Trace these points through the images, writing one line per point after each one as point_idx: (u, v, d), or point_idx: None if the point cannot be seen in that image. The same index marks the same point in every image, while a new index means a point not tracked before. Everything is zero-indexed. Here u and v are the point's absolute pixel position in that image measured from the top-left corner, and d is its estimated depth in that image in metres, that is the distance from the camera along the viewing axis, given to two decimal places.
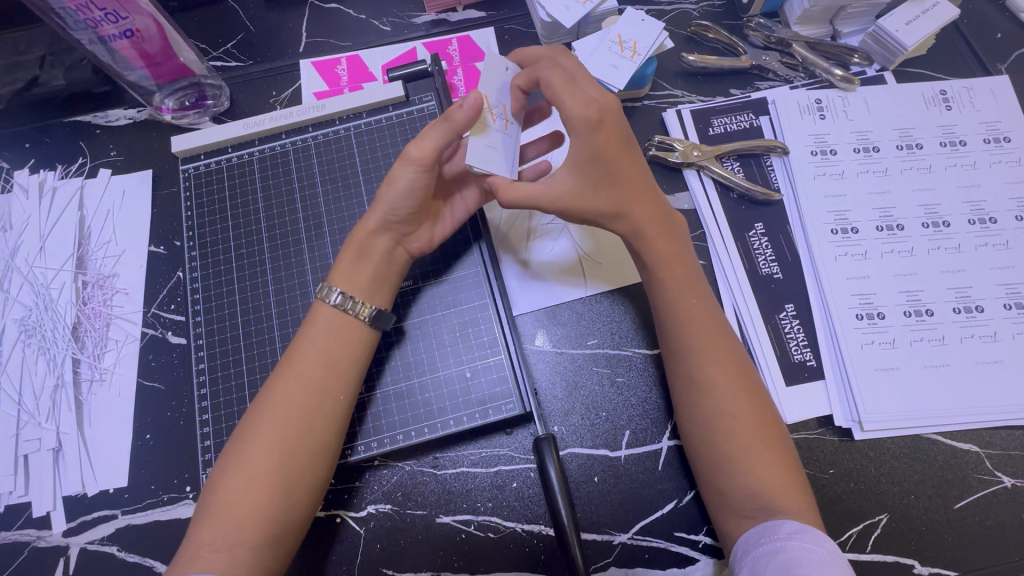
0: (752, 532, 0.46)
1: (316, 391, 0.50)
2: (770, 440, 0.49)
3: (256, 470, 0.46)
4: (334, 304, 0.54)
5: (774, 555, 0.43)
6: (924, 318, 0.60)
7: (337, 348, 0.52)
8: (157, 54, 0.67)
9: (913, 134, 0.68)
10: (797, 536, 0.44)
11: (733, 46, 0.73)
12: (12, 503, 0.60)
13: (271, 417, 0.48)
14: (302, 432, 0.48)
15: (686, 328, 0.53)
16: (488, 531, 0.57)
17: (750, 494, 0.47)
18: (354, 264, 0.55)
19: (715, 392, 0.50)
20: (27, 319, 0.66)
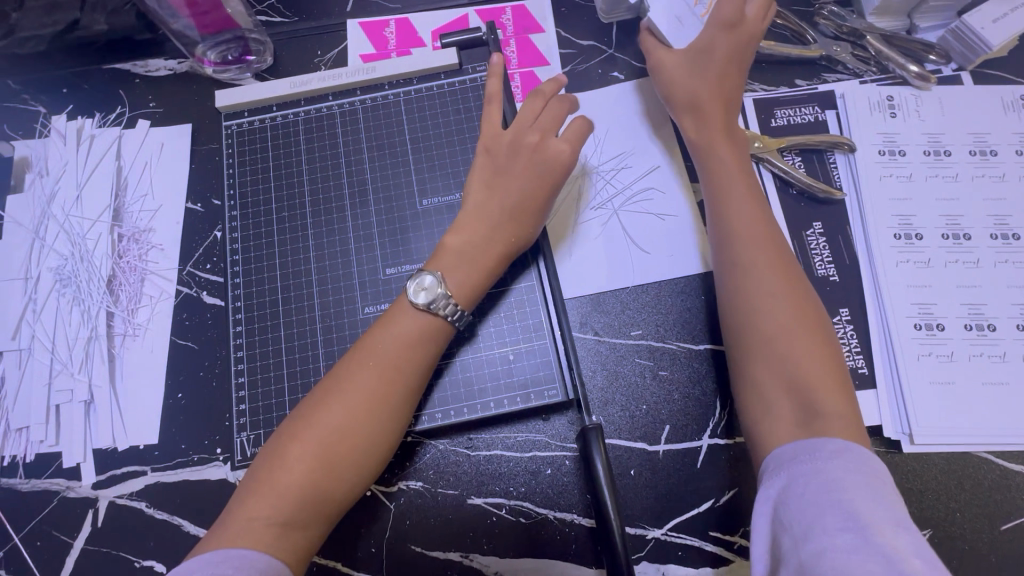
0: (794, 442, 0.45)
1: (378, 374, 0.48)
2: (818, 349, 0.48)
3: (315, 449, 0.46)
4: (448, 318, 0.51)
5: (812, 478, 0.41)
6: (985, 333, 0.58)
7: (406, 335, 0.50)
8: (202, 2, 0.65)
9: (988, 140, 0.64)
10: (840, 456, 0.42)
11: (802, 34, 0.70)
12: (42, 452, 0.60)
13: (341, 397, 0.48)
14: (360, 416, 0.47)
15: (739, 240, 0.53)
16: (520, 516, 0.56)
17: (789, 395, 0.47)
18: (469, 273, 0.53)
19: (767, 304, 0.50)
20: (63, 268, 0.65)
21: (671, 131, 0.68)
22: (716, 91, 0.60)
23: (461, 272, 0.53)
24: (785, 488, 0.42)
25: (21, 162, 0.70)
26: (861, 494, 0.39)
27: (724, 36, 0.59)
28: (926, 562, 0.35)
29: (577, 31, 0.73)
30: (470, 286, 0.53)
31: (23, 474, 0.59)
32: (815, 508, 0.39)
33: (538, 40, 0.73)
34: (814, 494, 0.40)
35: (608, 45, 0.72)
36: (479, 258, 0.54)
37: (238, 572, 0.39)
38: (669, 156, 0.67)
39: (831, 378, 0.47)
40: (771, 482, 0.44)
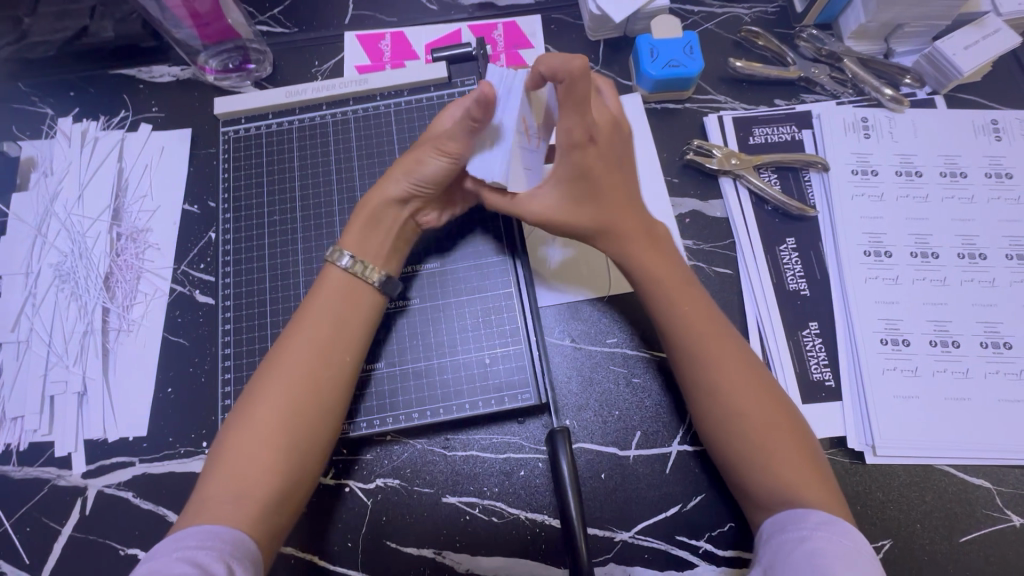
0: (778, 517, 0.46)
1: (310, 346, 0.51)
2: (789, 433, 0.48)
3: (257, 424, 0.48)
4: (342, 266, 0.55)
5: (796, 546, 0.43)
6: (950, 350, 0.60)
7: (334, 304, 0.53)
8: (206, 14, 0.68)
9: (958, 162, 0.66)
10: (827, 529, 0.43)
11: (783, 56, 0.72)
12: (36, 440, 0.62)
13: (279, 368, 0.50)
14: (295, 384, 0.49)
15: (690, 341, 0.52)
16: (492, 515, 0.58)
17: (772, 489, 0.47)
18: (367, 230, 0.57)
19: (727, 400, 0.50)
20: (62, 264, 0.68)
21: (651, 147, 0.70)
22: (608, 180, 0.54)
23: (353, 224, 0.57)
24: (769, 554, 0.44)
25: (27, 161, 0.72)
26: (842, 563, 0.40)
27: (582, 152, 0.52)
28: None
29: (565, 48, 0.76)
30: (363, 241, 0.56)
31: (16, 462, 0.62)
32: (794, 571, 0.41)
33: (528, 56, 0.76)
34: (797, 564, 0.42)
35: (595, 62, 0.75)
36: (367, 207, 0.57)
37: (201, 544, 0.41)
38: (649, 170, 0.69)
39: (804, 458, 0.48)
40: (762, 551, 0.45)
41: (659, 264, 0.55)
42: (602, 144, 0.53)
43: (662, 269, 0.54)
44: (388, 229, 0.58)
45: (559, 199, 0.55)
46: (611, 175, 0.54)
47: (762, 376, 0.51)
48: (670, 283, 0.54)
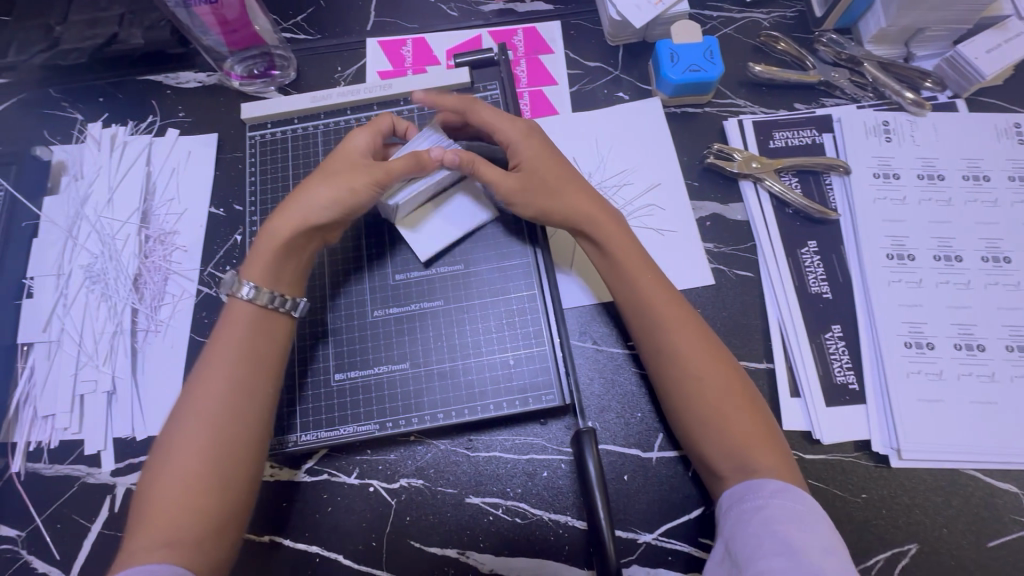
0: (736, 487, 0.48)
1: (221, 380, 0.51)
2: (746, 405, 0.50)
3: (179, 471, 0.47)
4: (246, 298, 0.54)
5: (753, 512, 0.45)
6: (975, 353, 0.59)
7: (239, 338, 0.53)
8: (234, 22, 0.69)
9: (981, 165, 0.66)
10: (779, 496, 0.45)
11: (802, 60, 0.73)
12: (66, 438, 0.63)
13: (191, 412, 0.49)
14: (213, 421, 0.49)
15: (651, 315, 0.53)
16: (515, 516, 0.58)
17: (728, 453, 0.49)
18: (274, 262, 0.55)
19: (683, 369, 0.51)
20: (93, 266, 0.69)
21: (671, 151, 0.71)
22: (551, 166, 0.59)
23: (256, 251, 0.56)
24: (728, 528, 0.46)
25: (58, 165, 0.74)
26: (793, 526, 0.43)
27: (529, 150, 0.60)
28: None
29: (585, 53, 0.77)
30: (268, 267, 0.55)
31: (47, 459, 0.63)
32: (755, 540, 0.43)
33: (548, 61, 0.76)
34: (755, 528, 0.44)
35: (614, 67, 0.76)
36: (272, 232, 0.55)
37: None
38: (668, 174, 0.70)
39: (759, 427, 0.49)
40: (722, 525, 0.47)
41: (615, 245, 0.57)
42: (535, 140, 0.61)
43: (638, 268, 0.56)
44: (286, 254, 0.56)
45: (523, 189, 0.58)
46: (556, 165, 0.60)
47: (720, 350, 0.52)
48: (624, 257, 0.56)
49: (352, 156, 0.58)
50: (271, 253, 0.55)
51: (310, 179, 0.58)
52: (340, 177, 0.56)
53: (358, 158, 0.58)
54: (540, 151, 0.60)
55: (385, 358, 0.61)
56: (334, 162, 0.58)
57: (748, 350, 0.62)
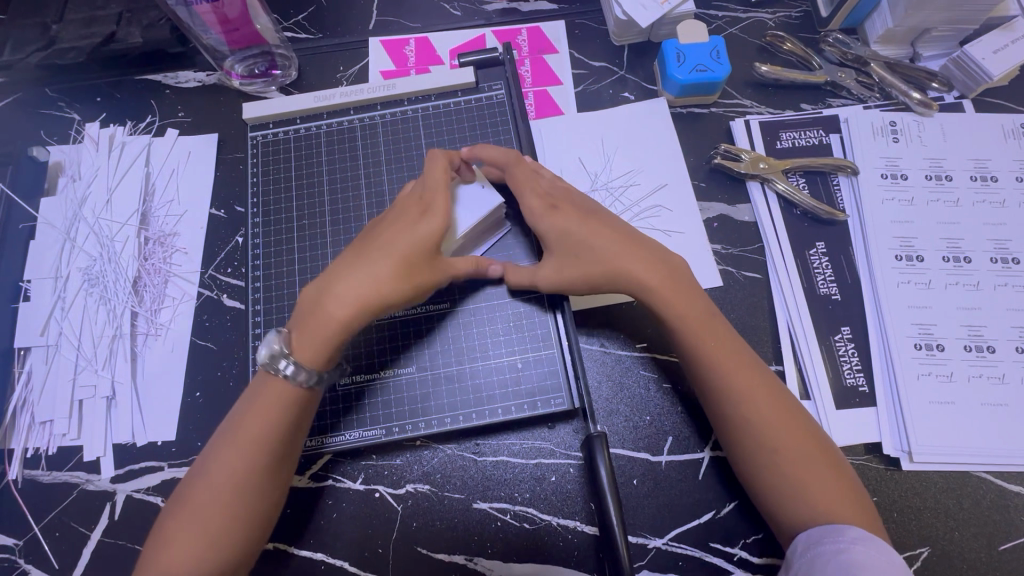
0: (812, 530, 0.46)
1: (263, 437, 0.48)
2: (827, 462, 0.48)
3: (207, 510, 0.47)
4: (290, 378, 0.49)
5: (833, 556, 0.43)
6: (985, 354, 0.59)
7: (282, 397, 0.49)
8: (235, 20, 0.68)
9: (988, 166, 0.66)
10: (862, 542, 0.44)
11: (808, 60, 0.72)
12: (64, 445, 0.62)
13: (228, 454, 0.48)
14: (248, 472, 0.48)
15: (717, 377, 0.51)
16: (524, 522, 0.57)
17: (807, 507, 0.47)
18: (320, 340, 0.49)
19: (761, 433, 0.49)
20: (91, 269, 0.68)
21: (678, 152, 0.70)
22: (595, 233, 0.56)
23: (305, 330, 0.50)
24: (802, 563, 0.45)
25: (56, 166, 0.73)
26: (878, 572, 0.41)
27: (556, 215, 0.57)
28: None
29: (590, 53, 0.76)
30: (321, 350, 0.49)
31: (45, 466, 0.61)
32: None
33: (552, 61, 0.76)
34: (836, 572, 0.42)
35: (619, 66, 0.75)
36: (330, 315, 0.50)
37: None
38: (675, 175, 0.69)
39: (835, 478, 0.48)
40: (794, 564, 0.46)
41: (681, 300, 0.53)
42: (567, 203, 0.58)
43: (692, 320, 0.53)
44: (343, 338, 0.50)
45: (561, 261, 0.56)
46: (594, 224, 0.57)
47: (793, 408, 0.51)
48: (686, 323, 0.53)
49: (420, 230, 0.52)
50: (324, 333, 0.49)
51: (373, 253, 0.52)
52: (413, 259, 0.52)
53: (426, 233, 0.52)
54: (585, 224, 0.56)
55: (390, 362, 0.59)
56: (399, 233, 0.52)
57: (757, 352, 0.62)
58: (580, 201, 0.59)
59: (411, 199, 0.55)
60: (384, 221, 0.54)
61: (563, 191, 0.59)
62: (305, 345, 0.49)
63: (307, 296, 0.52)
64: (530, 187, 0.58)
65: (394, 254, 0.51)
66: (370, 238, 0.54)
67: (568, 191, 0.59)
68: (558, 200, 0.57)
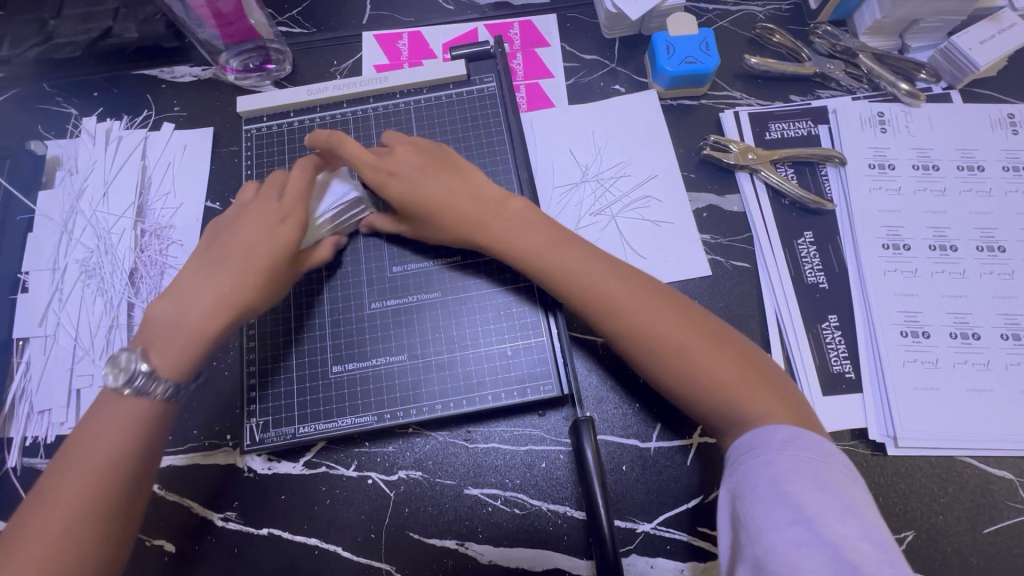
0: (748, 433, 0.44)
1: (105, 452, 0.46)
2: (726, 359, 0.48)
3: (55, 523, 0.43)
4: (143, 392, 0.48)
5: (763, 471, 0.41)
6: (970, 341, 0.60)
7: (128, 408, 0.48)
8: (229, 14, 0.69)
9: (975, 156, 0.67)
10: (791, 445, 0.42)
11: (797, 52, 0.73)
12: (62, 434, 0.63)
13: (72, 465, 0.45)
14: (100, 479, 0.45)
15: (588, 304, 0.51)
16: (515, 507, 0.58)
17: (720, 409, 0.47)
18: (176, 355, 0.49)
19: (654, 347, 0.49)
20: (88, 260, 0.69)
21: (668, 143, 0.71)
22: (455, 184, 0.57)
23: (165, 345, 0.49)
24: (734, 476, 0.43)
25: (54, 160, 0.74)
26: (811, 486, 0.39)
27: (398, 178, 0.58)
28: (876, 548, 0.36)
29: (581, 46, 0.77)
30: (185, 361, 0.49)
31: (44, 454, 0.62)
32: (769, 502, 0.39)
33: (544, 54, 0.77)
34: (766, 491, 0.40)
35: (610, 59, 0.76)
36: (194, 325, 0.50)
37: None
38: (665, 166, 0.70)
39: (741, 371, 0.47)
40: (726, 489, 0.43)
41: (554, 244, 0.54)
42: (404, 166, 0.58)
43: (571, 259, 0.53)
44: (210, 345, 0.51)
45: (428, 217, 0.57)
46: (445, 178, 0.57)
47: (687, 316, 0.51)
48: (548, 256, 0.53)
49: (277, 236, 0.53)
50: (184, 347, 0.49)
51: (231, 266, 0.52)
52: (269, 263, 0.53)
53: (283, 238, 0.53)
54: (438, 176, 0.58)
55: (383, 350, 0.60)
56: (261, 241, 0.53)
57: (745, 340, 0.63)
58: (429, 160, 0.59)
59: (273, 204, 0.55)
60: (245, 230, 0.54)
61: (412, 152, 0.59)
62: (164, 360, 0.49)
63: (159, 309, 0.51)
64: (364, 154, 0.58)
65: (246, 261, 0.52)
66: (228, 245, 0.53)
67: (420, 150, 0.60)
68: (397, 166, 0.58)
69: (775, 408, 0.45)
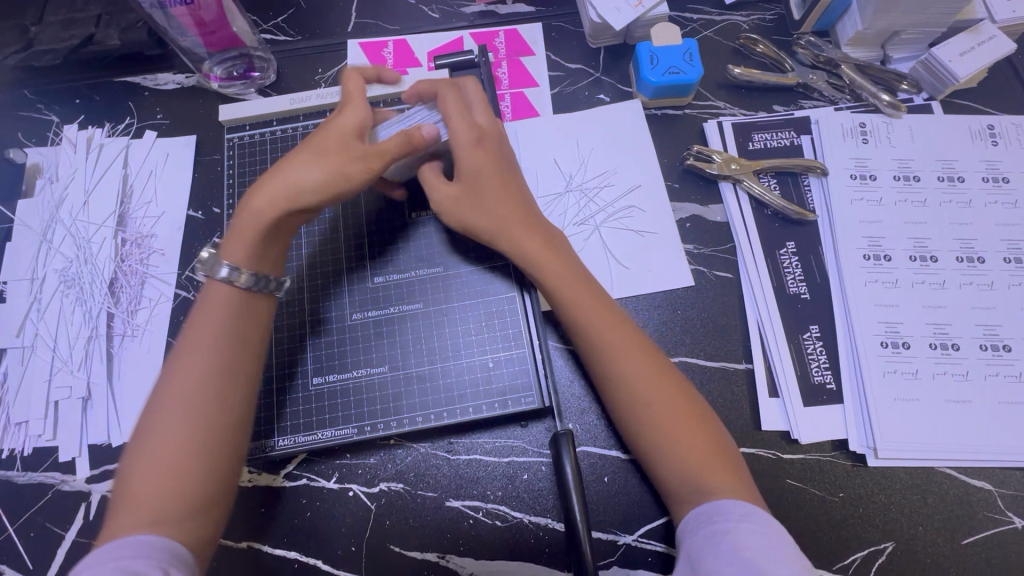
0: (702, 507, 0.47)
1: (204, 356, 0.50)
2: (702, 435, 0.50)
3: (163, 443, 0.47)
4: (222, 279, 0.52)
5: (721, 537, 0.44)
6: (950, 352, 0.60)
7: (214, 320, 0.51)
8: (211, 23, 0.68)
9: (956, 167, 0.67)
10: (748, 519, 0.45)
11: (781, 63, 0.73)
12: (40, 446, 0.62)
13: (179, 382, 0.49)
14: (194, 397, 0.48)
15: (598, 342, 0.53)
16: (496, 519, 0.58)
17: (684, 479, 0.49)
18: (242, 244, 0.54)
19: (635, 404, 0.51)
20: (67, 270, 0.68)
21: (652, 153, 0.71)
22: (495, 184, 0.58)
23: (235, 233, 0.54)
24: (693, 547, 0.46)
25: (33, 168, 0.73)
26: (761, 552, 0.43)
27: (473, 151, 0.57)
28: None
29: (567, 55, 0.77)
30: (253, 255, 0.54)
31: (20, 467, 0.62)
32: (727, 566, 0.42)
33: (529, 62, 0.77)
34: (722, 557, 0.43)
35: (595, 69, 0.76)
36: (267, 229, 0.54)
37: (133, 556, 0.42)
38: (649, 175, 0.70)
39: (713, 451, 0.49)
40: (685, 556, 0.46)
41: (566, 277, 0.56)
42: (489, 143, 0.59)
43: (579, 294, 0.55)
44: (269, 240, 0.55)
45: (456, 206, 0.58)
46: (497, 176, 0.58)
47: (678, 380, 0.52)
48: (568, 287, 0.55)
49: (344, 121, 0.56)
50: (249, 233, 0.54)
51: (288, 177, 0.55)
52: (337, 142, 0.55)
53: (348, 121, 0.56)
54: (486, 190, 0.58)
55: (364, 361, 0.60)
56: (333, 122, 0.57)
57: (728, 351, 0.63)
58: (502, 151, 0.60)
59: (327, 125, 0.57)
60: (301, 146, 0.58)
61: (495, 128, 0.60)
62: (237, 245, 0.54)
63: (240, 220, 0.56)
64: (458, 119, 0.58)
65: (314, 150, 0.55)
66: (315, 134, 0.58)
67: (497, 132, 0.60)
68: (482, 133, 0.59)
69: (736, 492, 0.48)
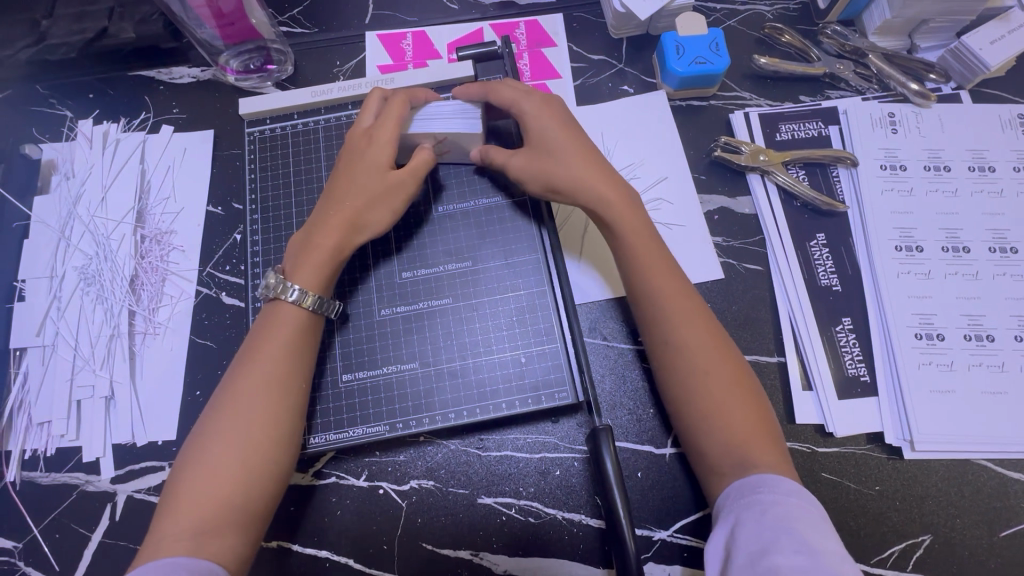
0: (755, 476, 0.46)
1: (262, 377, 0.50)
2: (738, 407, 0.49)
3: (212, 466, 0.46)
4: (292, 301, 0.52)
5: (766, 508, 0.42)
6: (985, 343, 0.60)
7: (276, 340, 0.52)
8: (230, 13, 0.67)
9: (987, 156, 0.66)
10: (795, 495, 0.43)
11: (807, 52, 0.72)
12: (63, 446, 0.61)
13: (233, 401, 0.49)
14: (249, 418, 0.48)
15: (660, 301, 0.53)
16: (529, 516, 0.57)
17: (728, 449, 0.48)
18: (319, 269, 0.54)
19: (692, 364, 0.50)
20: (87, 268, 0.67)
21: (678, 145, 0.70)
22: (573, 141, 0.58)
23: (305, 259, 0.54)
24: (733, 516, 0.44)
25: (49, 164, 0.72)
26: (808, 527, 0.41)
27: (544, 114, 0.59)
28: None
29: (589, 46, 0.76)
30: (322, 276, 0.54)
31: (43, 467, 0.61)
32: (770, 534, 0.40)
33: (551, 54, 0.75)
34: (770, 524, 0.41)
35: (618, 60, 0.75)
36: (329, 249, 0.55)
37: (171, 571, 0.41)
38: (675, 167, 0.69)
39: (762, 420, 0.49)
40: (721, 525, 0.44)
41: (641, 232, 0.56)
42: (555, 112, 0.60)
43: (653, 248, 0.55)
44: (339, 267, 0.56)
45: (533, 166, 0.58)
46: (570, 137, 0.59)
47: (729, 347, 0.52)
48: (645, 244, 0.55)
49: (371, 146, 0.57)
50: (321, 259, 0.54)
51: (346, 203, 0.56)
52: (384, 172, 0.57)
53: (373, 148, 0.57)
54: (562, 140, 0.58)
55: (393, 358, 0.59)
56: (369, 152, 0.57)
57: (759, 344, 0.62)
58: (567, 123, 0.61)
59: (364, 133, 0.58)
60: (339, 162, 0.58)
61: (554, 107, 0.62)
62: (307, 273, 0.54)
63: (295, 242, 0.56)
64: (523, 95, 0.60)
65: (363, 181, 0.56)
66: (348, 163, 0.57)
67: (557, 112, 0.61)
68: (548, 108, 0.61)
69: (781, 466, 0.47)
